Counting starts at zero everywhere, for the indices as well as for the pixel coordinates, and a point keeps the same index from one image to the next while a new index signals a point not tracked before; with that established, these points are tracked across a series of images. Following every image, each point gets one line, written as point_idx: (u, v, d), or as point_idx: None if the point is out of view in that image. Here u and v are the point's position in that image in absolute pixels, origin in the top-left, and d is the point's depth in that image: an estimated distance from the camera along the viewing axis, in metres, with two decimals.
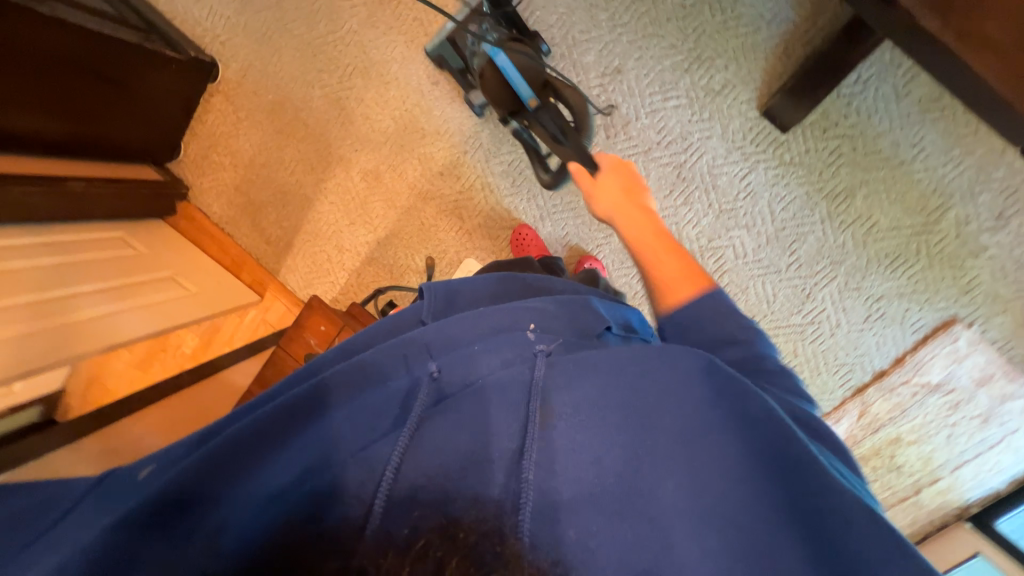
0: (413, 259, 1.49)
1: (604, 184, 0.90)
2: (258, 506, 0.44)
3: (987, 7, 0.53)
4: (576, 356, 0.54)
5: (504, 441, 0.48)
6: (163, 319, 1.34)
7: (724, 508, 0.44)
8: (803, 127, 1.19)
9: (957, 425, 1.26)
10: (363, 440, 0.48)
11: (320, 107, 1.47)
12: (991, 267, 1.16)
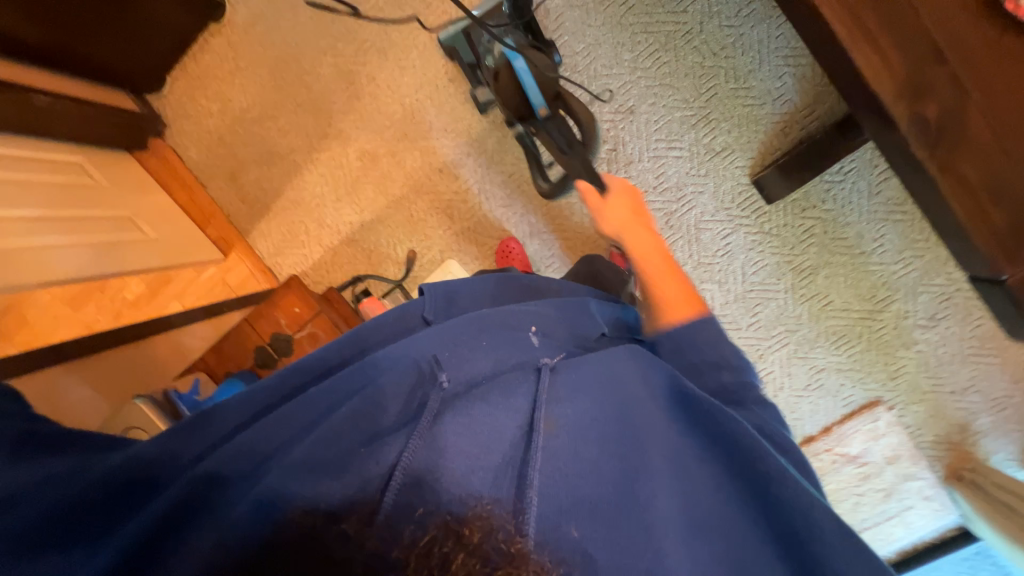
0: (395, 249, 1.46)
1: (611, 204, 0.98)
2: (264, 499, 0.43)
3: (968, 147, 0.58)
4: (575, 372, 0.58)
5: (508, 446, 0.49)
6: (114, 263, 1.23)
7: (712, 521, 0.49)
8: (785, 202, 1.28)
9: (864, 495, 1.37)
10: (375, 432, 0.50)
11: (328, 75, 1.42)
12: (918, 360, 1.30)
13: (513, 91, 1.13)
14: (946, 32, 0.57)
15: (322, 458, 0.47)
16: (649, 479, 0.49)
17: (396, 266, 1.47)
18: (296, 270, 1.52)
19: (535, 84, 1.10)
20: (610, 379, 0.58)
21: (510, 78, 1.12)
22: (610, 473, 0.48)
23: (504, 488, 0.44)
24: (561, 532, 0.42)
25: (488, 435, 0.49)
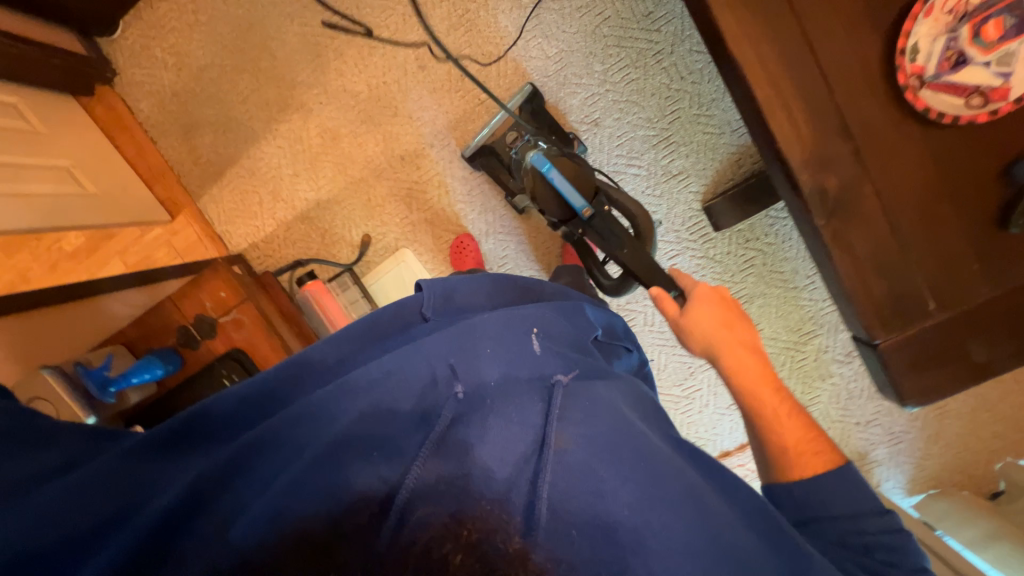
0: (349, 232, 1.45)
1: (697, 313, 0.88)
2: (274, 512, 0.42)
3: (860, 221, 0.63)
4: (591, 389, 0.54)
5: (520, 467, 0.45)
6: (47, 215, 1.13)
7: (721, 548, 0.45)
8: (730, 231, 1.33)
9: None
10: (382, 444, 0.46)
11: (293, 43, 1.37)
12: (831, 391, 1.39)
13: (553, 195, 1.06)
14: (852, 113, 0.61)
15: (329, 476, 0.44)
16: (658, 504, 0.45)
17: (349, 249, 1.46)
18: (246, 241, 1.49)
19: (572, 186, 1.03)
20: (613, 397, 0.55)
21: (547, 185, 1.05)
22: (621, 495, 0.45)
23: (514, 498, 0.44)
24: (564, 550, 0.41)
25: (498, 452, 0.46)
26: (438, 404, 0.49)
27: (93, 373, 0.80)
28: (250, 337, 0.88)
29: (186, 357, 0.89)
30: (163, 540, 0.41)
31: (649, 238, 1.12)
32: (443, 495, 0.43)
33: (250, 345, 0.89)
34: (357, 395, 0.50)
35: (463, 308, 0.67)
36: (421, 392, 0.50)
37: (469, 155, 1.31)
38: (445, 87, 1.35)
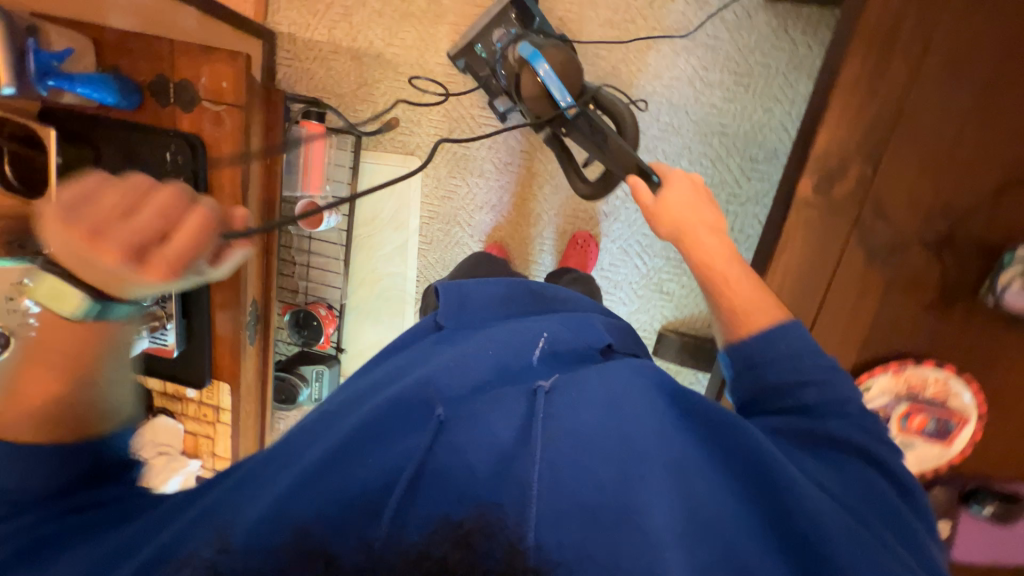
0: (383, 104, 1.36)
1: (675, 188, 0.85)
2: (263, 516, 0.47)
3: None
4: (575, 385, 0.54)
5: (501, 451, 0.49)
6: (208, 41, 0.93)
7: (716, 527, 0.44)
8: (661, 364, 1.43)
9: None
10: (369, 454, 0.50)
11: None
12: None
13: (534, 86, 1.00)
14: None
15: (331, 462, 0.50)
16: (650, 482, 0.45)
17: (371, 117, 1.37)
18: (289, 27, 1.36)
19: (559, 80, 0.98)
20: (611, 389, 0.53)
21: (532, 79, 0.99)
22: (605, 483, 0.46)
23: (504, 488, 0.47)
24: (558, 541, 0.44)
25: (486, 452, 0.49)
26: (420, 415, 0.52)
27: (42, 54, 0.70)
28: (218, 140, 0.80)
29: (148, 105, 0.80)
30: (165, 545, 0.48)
31: (636, 145, 1.03)
32: (428, 505, 0.47)
33: (213, 145, 0.80)
34: (363, 402, 0.56)
35: (477, 309, 0.73)
36: (399, 395, 0.53)
37: (455, 58, 1.23)
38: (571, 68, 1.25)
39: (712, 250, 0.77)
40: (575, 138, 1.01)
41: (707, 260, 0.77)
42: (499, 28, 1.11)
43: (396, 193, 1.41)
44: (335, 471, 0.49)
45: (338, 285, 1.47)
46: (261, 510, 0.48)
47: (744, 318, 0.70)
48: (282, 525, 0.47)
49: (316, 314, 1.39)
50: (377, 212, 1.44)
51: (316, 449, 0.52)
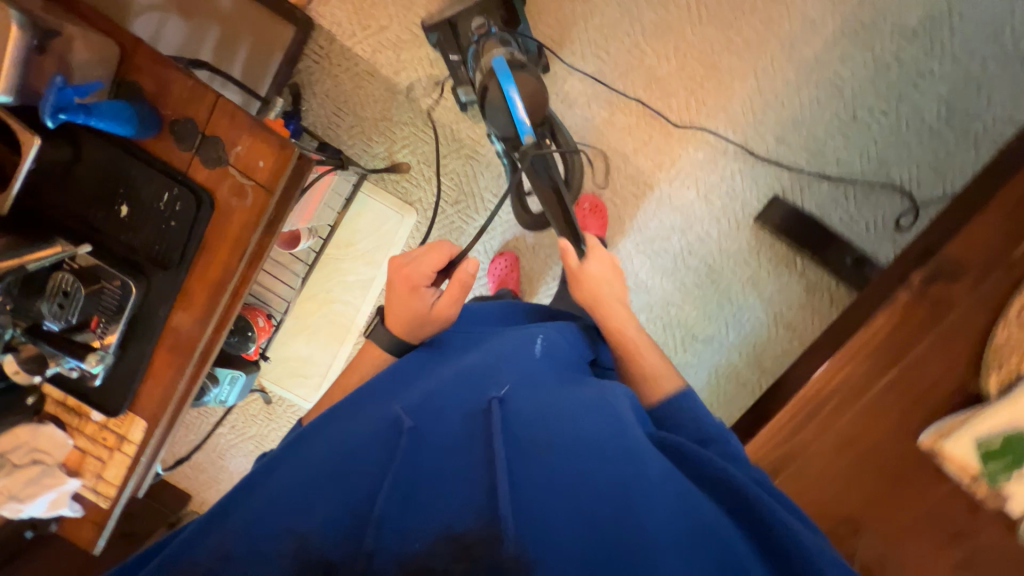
0: (400, 146, 1.31)
1: (592, 268, 0.92)
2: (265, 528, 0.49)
3: None
4: (561, 404, 0.59)
5: (483, 453, 0.53)
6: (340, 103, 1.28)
7: (690, 527, 0.48)
8: None
9: None
10: (361, 463, 0.54)
11: (562, 8, 1.21)
12: None
13: (503, 110, 0.98)
14: None
15: (336, 464, 0.55)
16: (631, 482, 0.50)
17: (384, 153, 1.32)
18: (331, 25, 1.24)
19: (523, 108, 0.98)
20: (594, 407, 0.59)
21: (501, 104, 0.99)
22: (588, 488, 0.49)
23: (487, 495, 0.49)
24: (547, 530, 0.46)
25: (471, 463, 0.52)
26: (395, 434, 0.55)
27: (68, 91, 0.60)
28: (231, 210, 0.74)
29: (164, 140, 0.72)
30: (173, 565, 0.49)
31: (575, 194, 1.26)
32: (423, 511, 0.49)
33: (223, 211, 0.75)
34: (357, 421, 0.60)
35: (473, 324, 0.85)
36: (392, 417, 0.58)
37: (427, 27, 1.13)
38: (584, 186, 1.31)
39: (623, 320, 0.86)
40: (531, 171, 1.03)
41: (633, 344, 0.83)
42: (478, 18, 1.09)
43: (381, 234, 1.36)
44: (338, 466, 0.54)
45: (288, 297, 1.42)
46: (279, 504, 0.52)
47: (653, 385, 0.76)
48: (286, 533, 0.49)
49: (255, 328, 1.29)
50: (353, 241, 1.37)
51: (313, 459, 0.56)
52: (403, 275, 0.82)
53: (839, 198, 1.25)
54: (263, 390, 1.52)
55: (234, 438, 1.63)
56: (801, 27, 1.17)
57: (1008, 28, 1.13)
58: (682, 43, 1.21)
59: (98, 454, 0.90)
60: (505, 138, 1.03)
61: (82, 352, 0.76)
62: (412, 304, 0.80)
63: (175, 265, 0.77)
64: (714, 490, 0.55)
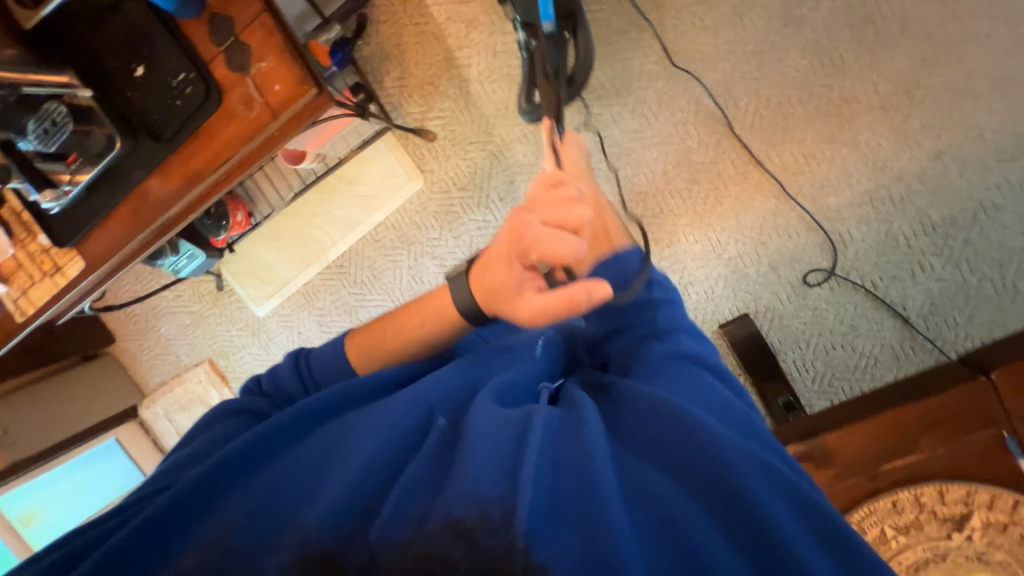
0: (432, 115, 1.34)
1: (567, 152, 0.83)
2: (257, 497, 0.52)
3: None
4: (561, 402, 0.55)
5: (478, 440, 0.49)
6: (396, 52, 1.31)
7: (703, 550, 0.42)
8: None
9: None
10: (359, 447, 0.53)
11: (632, 60, 1.22)
12: None
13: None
14: None
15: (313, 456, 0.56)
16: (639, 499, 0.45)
17: (416, 116, 1.35)
18: None
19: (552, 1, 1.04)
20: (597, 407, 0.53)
21: None
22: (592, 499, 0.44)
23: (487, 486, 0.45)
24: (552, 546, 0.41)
25: (468, 451, 0.49)
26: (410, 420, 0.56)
27: None
28: (235, 116, 0.76)
29: (200, 27, 0.75)
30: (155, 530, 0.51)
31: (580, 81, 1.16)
32: (416, 510, 0.47)
33: (228, 114, 0.77)
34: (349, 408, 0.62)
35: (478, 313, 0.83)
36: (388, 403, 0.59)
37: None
38: None
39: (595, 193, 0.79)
40: (541, 52, 1.07)
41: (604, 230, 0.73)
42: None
43: (383, 185, 1.42)
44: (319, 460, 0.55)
45: (274, 205, 1.46)
46: (261, 499, 0.51)
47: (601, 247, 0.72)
48: (278, 514, 0.50)
49: (230, 220, 1.33)
50: (355, 181, 1.43)
51: (305, 440, 0.58)
52: (513, 235, 0.60)
53: (800, 342, 1.28)
54: (218, 275, 1.58)
55: (176, 305, 1.69)
56: (834, 176, 1.20)
57: (1013, 264, 1.16)
58: (726, 140, 1.22)
59: (31, 272, 0.93)
60: (527, 21, 1.09)
61: (41, 184, 0.81)
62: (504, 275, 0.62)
63: (166, 141, 0.79)
64: (691, 464, 0.46)
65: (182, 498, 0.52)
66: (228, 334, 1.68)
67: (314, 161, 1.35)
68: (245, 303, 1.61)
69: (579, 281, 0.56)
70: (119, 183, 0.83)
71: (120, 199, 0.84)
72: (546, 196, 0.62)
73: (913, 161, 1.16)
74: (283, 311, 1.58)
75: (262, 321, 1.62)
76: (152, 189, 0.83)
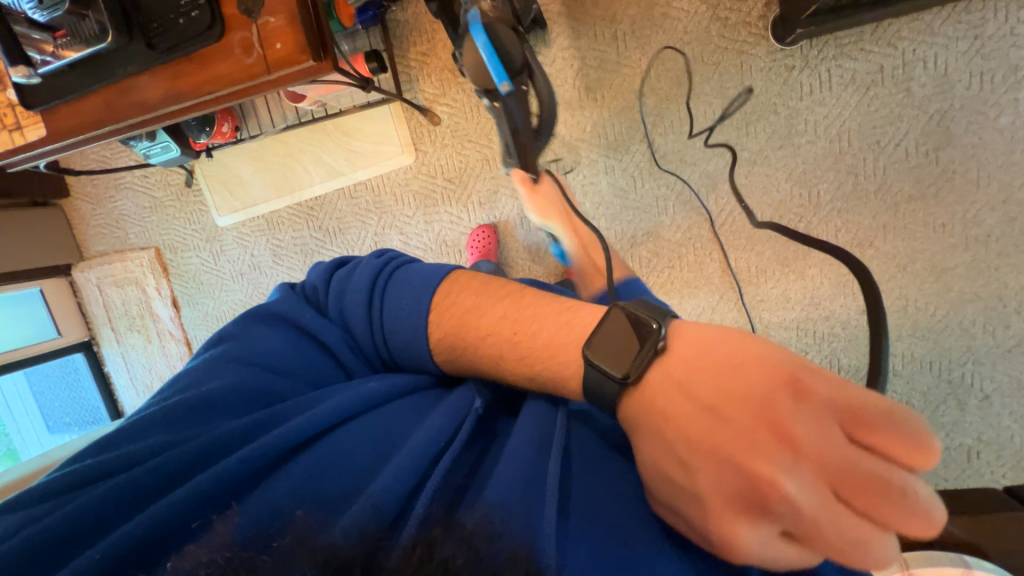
0: (443, 101, 1.35)
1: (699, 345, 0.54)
2: (307, 481, 0.58)
3: None
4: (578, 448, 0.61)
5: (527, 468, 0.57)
6: (429, 29, 1.31)
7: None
8: None
9: (142, 364, 1.84)
10: (406, 453, 0.62)
11: (641, 125, 1.26)
12: None
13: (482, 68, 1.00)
14: None
15: (328, 450, 0.63)
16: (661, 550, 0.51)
17: (428, 96, 1.36)
18: None
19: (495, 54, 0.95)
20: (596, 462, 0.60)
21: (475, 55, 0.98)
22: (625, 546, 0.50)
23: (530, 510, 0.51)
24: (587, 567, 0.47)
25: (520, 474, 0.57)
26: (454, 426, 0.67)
27: None
28: (231, 56, 0.78)
29: None
30: (187, 509, 0.54)
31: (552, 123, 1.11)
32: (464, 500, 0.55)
33: (225, 51, 0.78)
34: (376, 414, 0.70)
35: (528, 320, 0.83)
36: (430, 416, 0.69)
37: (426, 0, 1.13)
38: (537, 241, 1.39)
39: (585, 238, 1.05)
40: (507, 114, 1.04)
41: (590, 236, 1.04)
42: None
43: (375, 148, 1.43)
44: (338, 458, 0.62)
45: (264, 127, 1.47)
46: (290, 487, 0.57)
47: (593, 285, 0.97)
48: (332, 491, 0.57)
49: (214, 129, 1.33)
50: (351, 133, 1.44)
51: (343, 434, 0.66)
52: (727, 494, 0.48)
53: None
54: (191, 171, 1.58)
55: (140, 184, 1.67)
56: (775, 296, 1.28)
57: None
58: (696, 229, 1.29)
59: None
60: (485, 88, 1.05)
61: (17, 60, 0.82)
62: (653, 454, 0.54)
63: (159, 52, 0.80)
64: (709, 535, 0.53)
65: (223, 471, 0.57)
66: (182, 231, 1.68)
67: (313, 105, 1.36)
68: (207, 208, 1.62)
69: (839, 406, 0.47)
70: (100, 73, 0.84)
71: (99, 88, 0.85)
72: (860, 474, 0.45)
73: (845, 309, 1.24)
74: (244, 229, 1.60)
75: (219, 231, 1.63)
76: (132, 90, 0.84)
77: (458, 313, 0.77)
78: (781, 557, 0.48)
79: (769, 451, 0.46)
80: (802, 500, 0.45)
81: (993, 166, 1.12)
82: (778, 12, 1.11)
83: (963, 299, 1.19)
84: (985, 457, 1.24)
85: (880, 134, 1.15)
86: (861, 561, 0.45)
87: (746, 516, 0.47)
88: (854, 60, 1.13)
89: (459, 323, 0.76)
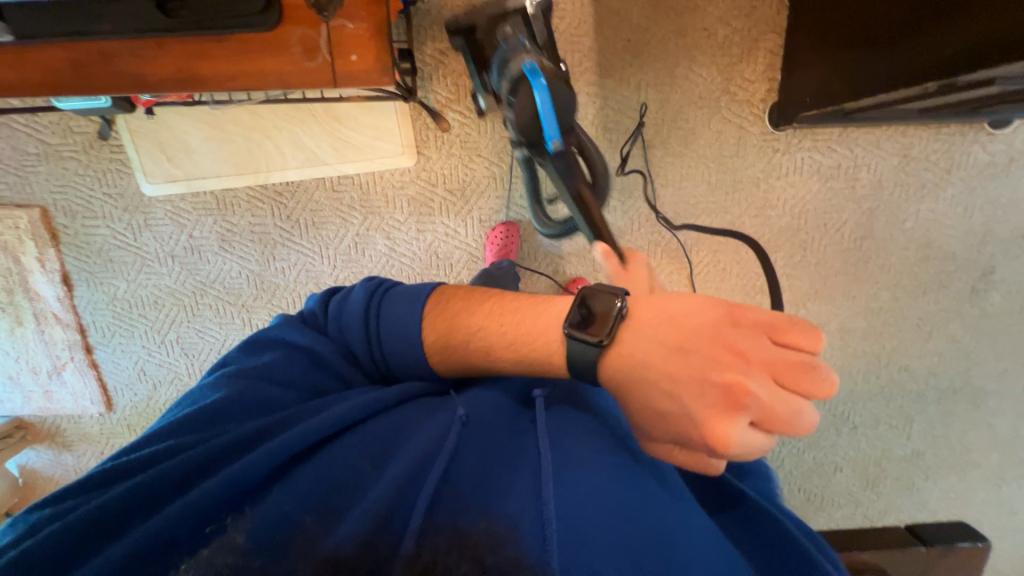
0: (456, 107, 1.27)
1: (657, 301, 0.65)
2: (291, 502, 0.54)
3: None
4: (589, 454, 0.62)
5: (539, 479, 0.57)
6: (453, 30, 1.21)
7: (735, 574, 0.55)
8: None
9: (9, 350, 1.45)
10: (405, 462, 0.59)
11: (647, 174, 1.34)
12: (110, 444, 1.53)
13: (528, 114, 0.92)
14: None
15: (320, 462, 0.59)
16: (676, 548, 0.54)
17: (440, 99, 1.26)
18: None
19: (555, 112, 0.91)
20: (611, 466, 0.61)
21: (530, 103, 0.91)
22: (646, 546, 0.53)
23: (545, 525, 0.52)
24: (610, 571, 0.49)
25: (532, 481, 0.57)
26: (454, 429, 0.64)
27: None
28: (281, 49, 0.72)
29: None
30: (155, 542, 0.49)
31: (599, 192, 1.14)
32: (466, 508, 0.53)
33: (271, 43, 0.72)
34: (366, 426, 0.66)
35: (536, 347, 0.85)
36: (428, 424, 0.66)
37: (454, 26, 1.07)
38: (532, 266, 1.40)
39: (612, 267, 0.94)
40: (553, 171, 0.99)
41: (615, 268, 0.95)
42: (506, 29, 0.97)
43: (371, 142, 1.29)
44: (331, 470, 0.58)
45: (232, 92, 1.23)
46: (287, 498, 0.54)
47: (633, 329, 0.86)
48: (322, 507, 0.53)
49: None
50: (343, 121, 1.28)
51: (334, 450, 0.61)
52: (708, 403, 0.58)
53: None
54: (110, 122, 1.25)
55: (22, 122, 1.27)
56: None
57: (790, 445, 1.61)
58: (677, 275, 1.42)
59: None
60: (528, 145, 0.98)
61: None
62: (652, 422, 0.63)
63: (177, 23, 0.69)
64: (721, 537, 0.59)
65: (191, 502, 0.52)
66: (85, 193, 1.32)
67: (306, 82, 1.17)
68: (130, 170, 1.30)
69: (777, 331, 0.59)
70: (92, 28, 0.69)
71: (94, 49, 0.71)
72: (786, 362, 0.57)
73: None
74: (181, 203, 1.33)
75: (145, 201, 1.33)
76: (129, 61, 0.71)
77: (449, 316, 0.77)
78: (751, 447, 0.58)
79: (728, 365, 0.58)
80: (761, 393, 0.56)
81: (894, 257, 1.43)
82: (777, 99, 1.26)
83: (856, 356, 1.52)
84: (845, 472, 1.63)
85: (827, 219, 1.39)
86: (800, 427, 0.57)
87: (724, 418, 0.57)
88: (821, 154, 1.34)
89: (452, 325, 0.76)
